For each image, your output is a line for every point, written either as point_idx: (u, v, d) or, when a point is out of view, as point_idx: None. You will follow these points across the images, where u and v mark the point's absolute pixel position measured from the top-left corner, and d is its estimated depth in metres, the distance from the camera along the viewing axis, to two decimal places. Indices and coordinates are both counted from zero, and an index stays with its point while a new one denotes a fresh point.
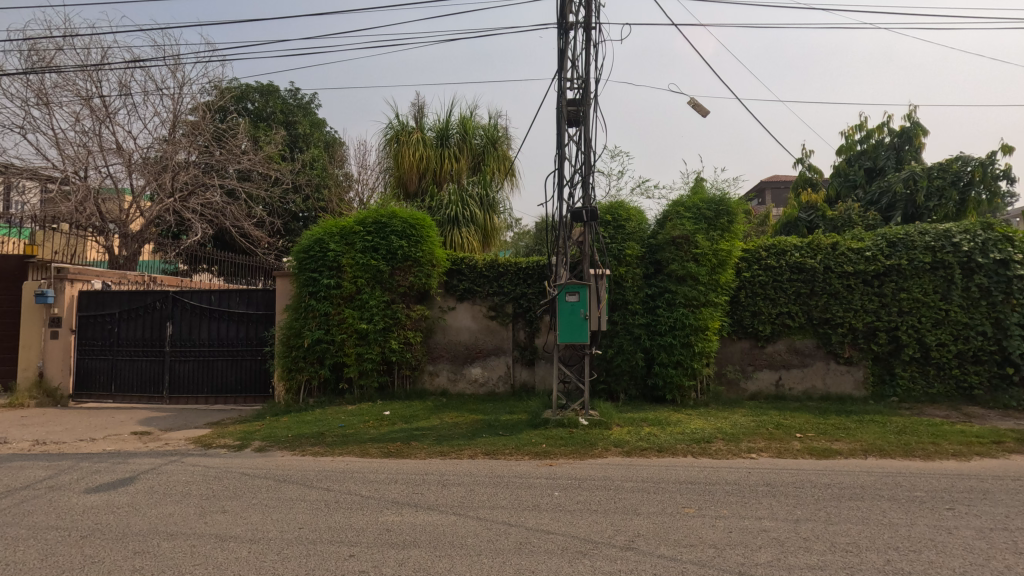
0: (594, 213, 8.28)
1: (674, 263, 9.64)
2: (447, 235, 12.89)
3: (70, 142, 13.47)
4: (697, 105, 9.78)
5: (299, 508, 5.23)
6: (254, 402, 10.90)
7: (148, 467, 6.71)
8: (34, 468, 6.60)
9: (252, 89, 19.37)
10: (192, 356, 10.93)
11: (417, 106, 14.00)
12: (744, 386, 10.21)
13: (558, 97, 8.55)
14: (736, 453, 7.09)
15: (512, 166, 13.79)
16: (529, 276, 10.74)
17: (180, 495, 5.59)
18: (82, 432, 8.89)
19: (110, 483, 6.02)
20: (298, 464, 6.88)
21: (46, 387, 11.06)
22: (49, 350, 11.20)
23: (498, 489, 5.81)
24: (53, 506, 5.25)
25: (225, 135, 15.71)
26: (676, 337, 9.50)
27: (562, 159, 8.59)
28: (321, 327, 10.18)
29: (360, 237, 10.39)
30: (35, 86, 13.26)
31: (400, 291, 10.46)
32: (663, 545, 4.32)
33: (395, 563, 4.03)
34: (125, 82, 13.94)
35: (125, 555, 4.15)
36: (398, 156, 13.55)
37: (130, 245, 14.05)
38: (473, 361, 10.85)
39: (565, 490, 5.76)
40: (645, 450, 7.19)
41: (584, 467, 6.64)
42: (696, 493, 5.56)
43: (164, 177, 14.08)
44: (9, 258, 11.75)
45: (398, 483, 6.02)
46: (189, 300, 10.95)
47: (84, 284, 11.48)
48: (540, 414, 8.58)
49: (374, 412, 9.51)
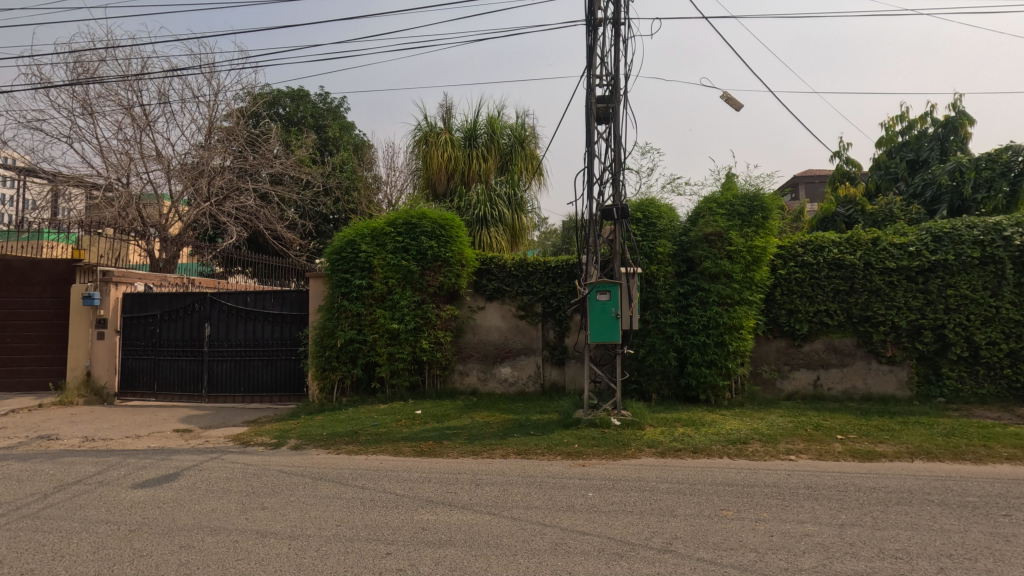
0: (625, 210, 8.19)
1: (707, 261, 9.46)
2: (476, 234, 12.97)
3: (113, 149, 14.00)
4: (730, 98, 9.57)
5: (335, 505, 5.31)
6: (289, 401, 11.14)
7: (190, 463, 6.91)
8: (85, 464, 6.86)
9: (283, 94, 19.76)
10: (229, 356, 11.22)
11: (445, 107, 14.08)
12: (781, 386, 9.97)
13: (587, 94, 8.49)
14: (774, 454, 6.93)
15: (540, 165, 13.78)
16: (558, 275, 10.69)
17: (221, 492, 5.74)
18: (127, 429, 9.22)
19: (154, 479, 6.22)
20: (333, 463, 6.98)
21: (94, 385, 11.53)
22: (96, 350, 11.63)
23: (531, 489, 5.79)
24: (103, 500, 5.46)
25: (258, 139, 16.09)
26: (710, 336, 9.34)
27: (592, 157, 8.53)
28: (353, 327, 10.33)
29: (390, 238, 10.50)
30: (81, 97, 13.82)
31: (430, 291, 10.54)
32: (702, 548, 4.24)
33: (432, 562, 4.05)
34: (164, 90, 14.42)
35: (172, 549, 4.27)
36: (427, 157, 13.64)
37: (170, 248, 14.57)
38: (503, 360, 10.87)
39: (600, 490, 5.70)
40: (680, 451, 7.09)
41: (617, 468, 6.57)
42: (734, 495, 5.44)
43: (201, 182, 14.52)
44: (57, 262, 12.22)
45: (432, 482, 6.06)
46: (226, 301, 11.24)
47: (127, 286, 11.93)
48: (572, 413, 8.54)
49: (405, 411, 9.60)
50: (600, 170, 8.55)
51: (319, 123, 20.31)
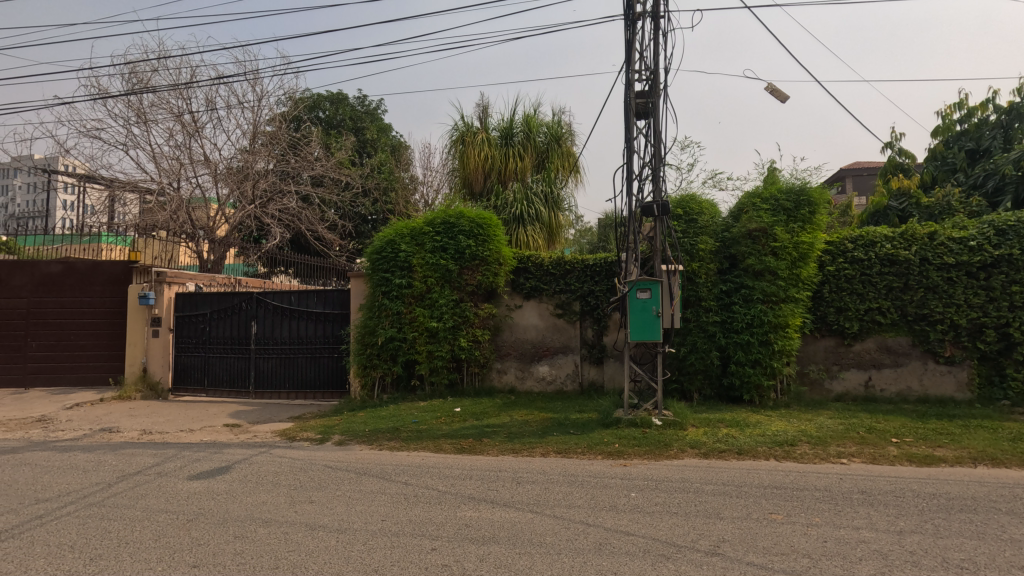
0: (666, 207, 8.06)
1: (751, 258, 9.20)
2: (514, 233, 13.01)
3: (165, 155, 14.63)
4: (774, 89, 9.28)
5: (380, 500, 5.42)
6: (332, 398, 11.42)
7: (241, 457, 7.16)
8: (144, 456, 7.20)
9: (323, 98, 20.27)
10: (275, 354, 11.56)
11: (482, 106, 14.14)
12: (829, 386, 9.63)
13: (626, 90, 8.38)
14: (825, 457, 6.70)
15: (576, 163, 13.72)
16: (597, 273, 10.61)
17: (271, 485, 5.93)
18: (181, 423, 9.61)
19: (208, 471, 6.47)
20: (376, 458, 7.12)
21: (149, 381, 12.07)
22: (151, 347, 12.18)
23: (573, 488, 5.75)
24: (162, 490, 5.71)
25: (300, 143, 16.52)
26: (754, 334, 9.10)
27: (631, 153, 8.42)
28: (394, 326, 10.51)
29: (429, 237, 10.62)
30: (136, 106, 14.48)
31: (468, 289, 10.60)
32: (751, 552, 4.13)
33: (477, 559, 4.07)
34: (212, 98, 14.97)
35: (227, 538, 4.44)
36: (464, 157, 13.71)
37: (217, 249, 15.12)
38: (541, 358, 10.86)
39: (643, 491, 5.63)
40: (724, 452, 6.92)
41: (659, 468, 6.47)
42: (783, 498, 5.28)
43: (246, 185, 15.01)
44: (116, 264, 12.85)
45: (473, 480, 6.10)
46: (272, 300, 11.57)
47: (179, 286, 12.45)
48: (611, 412, 8.46)
49: (445, 408, 9.70)
50: (640, 167, 8.43)
51: (357, 125, 20.76)
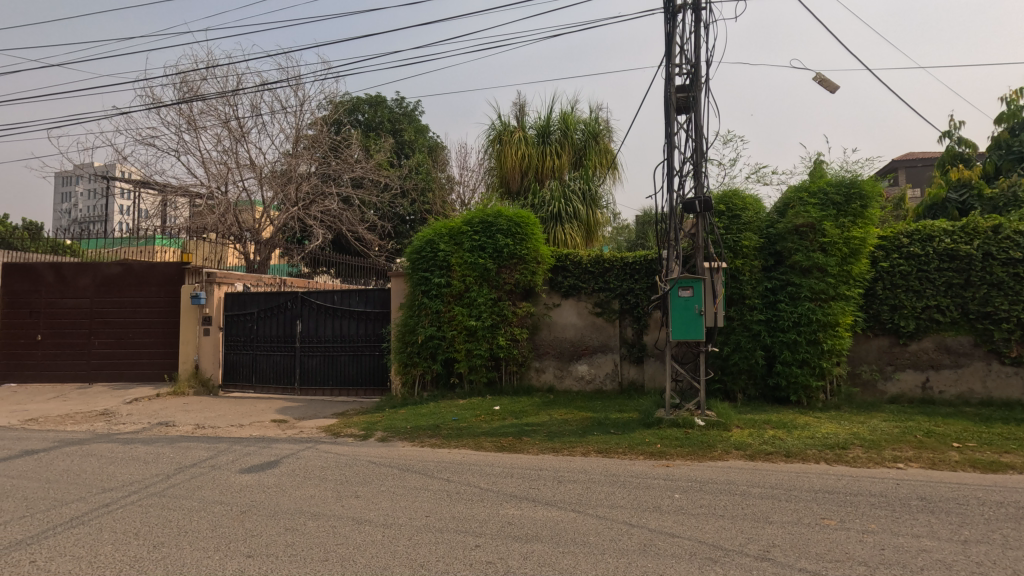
0: (708, 203, 7.88)
1: (798, 254, 8.91)
2: (551, 231, 13.00)
3: (213, 160, 15.21)
4: (822, 79, 8.95)
5: (423, 497, 5.49)
6: (373, 395, 11.65)
7: (289, 452, 7.39)
8: (199, 449, 7.52)
9: (363, 101, 20.67)
10: (319, 352, 11.87)
11: (519, 105, 14.15)
12: (883, 388, 9.23)
13: (666, 84, 8.23)
14: (879, 461, 6.43)
15: (614, 159, 13.59)
16: (636, 271, 10.49)
17: (318, 479, 6.10)
18: (231, 418, 9.99)
19: (258, 465, 6.70)
20: (418, 455, 7.23)
21: (201, 377, 12.58)
22: (203, 345, 12.68)
23: (615, 489, 5.69)
24: (216, 482, 5.95)
25: (341, 145, 16.90)
26: (801, 333, 8.81)
27: (671, 149, 8.27)
28: (433, 324, 10.64)
29: (467, 237, 10.70)
30: (186, 114, 15.11)
31: (507, 288, 10.63)
32: (803, 558, 4.00)
33: (521, 557, 4.08)
34: (257, 104, 15.48)
35: (279, 530, 4.58)
36: (501, 156, 13.72)
37: (263, 251, 15.61)
38: (579, 357, 10.80)
39: (686, 492, 5.52)
40: (771, 455, 6.72)
41: (704, 469, 6.35)
42: (835, 503, 5.10)
43: (289, 188, 15.45)
44: (170, 265, 13.45)
45: (515, 478, 6.12)
46: (316, 300, 11.89)
47: (228, 286, 12.91)
48: (652, 412, 8.34)
49: (484, 407, 9.76)
50: (681, 162, 8.27)
51: (395, 127, 21.08)
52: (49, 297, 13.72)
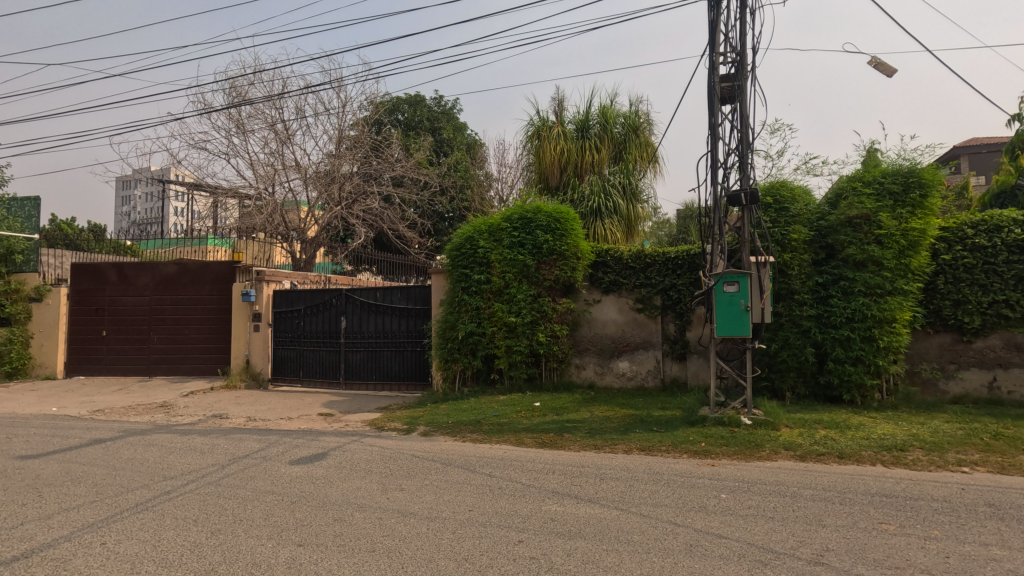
0: (755, 195, 7.63)
1: (852, 247, 8.54)
2: (591, 227, 12.91)
3: (261, 162, 15.73)
4: (878, 63, 8.52)
5: (466, 491, 5.54)
6: (415, 390, 11.84)
7: (335, 444, 7.60)
8: (251, 441, 7.81)
9: (402, 101, 20.97)
10: (363, 347, 12.15)
11: (557, 100, 14.07)
12: (944, 387, 8.76)
13: (710, 74, 8.00)
14: (942, 464, 6.09)
15: (655, 152, 13.36)
16: (679, 266, 10.28)
17: (364, 472, 6.24)
18: (281, 411, 10.34)
19: (306, 457, 6.91)
20: (460, 450, 7.31)
21: (252, 372, 13.06)
22: (253, 340, 13.17)
23: (658, 487, 5.61)
24: (268, 473, 6.17)
25: (381, 145, 17.19)
26: (855, 330, 8.44)
27: (715, 140, 8.04)
28: (473, 321, 10.72)
29: (507, 233, 10.71)
30: (236, 118, 15.68)
31: (546, 285, 10.61)
32: (860, 563, 3.84)
33: (564, 553, 4.07)
34: (301, 106, 15.92)
35: (327, 521, 4.71)
36: (539, 152, 13.63)
37: (308, 249, 16.06)
38: (620, 354, 10.68)
39: (733, 492, 5.39)
40: (823, 456, 6.48)
41: (751, 469, 6.17)
42: (894, 507, 4.87)
43: (333, 188, 15.84)
44: (222, 264, 14.00)
45: (556, 474, 6.10)
46: (359, 297, 12.16)
47: (277, 284, 13.35)
48: (696, 410, 8.15)
49: (524, 403, 9.77)
50: (725, 154, 8.04)
51: (434, 125, 21.32)
52: (112, 295, 14.52)
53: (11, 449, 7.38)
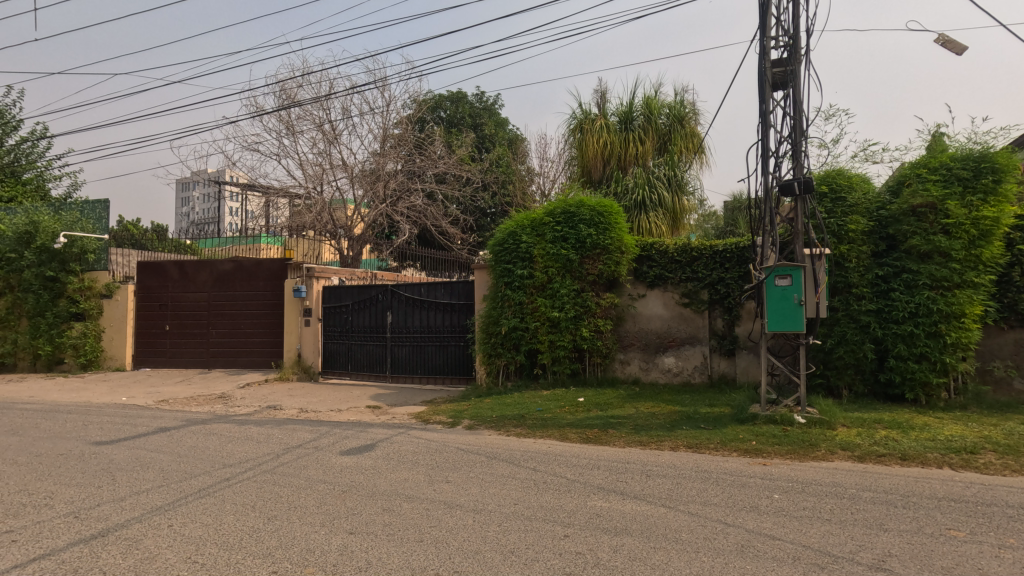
0: (809, 184, 7.31)
1: (916, 238, 8.09)
2: (635, 220, 12.72)
3: (310, 163, 16.22)
4: (946, 40, 8.01)
5: (511, 485, 5.57)
6: (459, 384, 11.97)
7: (383, 436, 7.78)
8: (304, 431, 8.10)
9: (444, 98, 21.19)
10: (408, 342, 12.38)
11: (600, 92, 13.89)
12: (1020, 387, 8.19)
13: (761, 59, 7.71)
14: (1017, 469, 5.70)
15: (701, 143, 13.02)
16: (727, 259, 9.99)
17: (411, 463, 6.37)
18: (331, 403, 10.68)
19: (356, 448, 7.11)
20: (505, 444, 7.36)
21: (303, 365, 13.52)
22: (304, 335, 13.63)
23: (707, 485, 5.49)
24: (320, 463, 6.38)
25: (424, 142, 17.42)
26: (920, 325, 8.00)
27: (766, 128, 7.75)
28: (516, 316, 10.72)
29: (549, 228, 10.66)
30: (286, 120, 16.21)
31: (590, 279, 10.52)
32: (925, 570, 3.65)
33: (611, 549, 4.04)
34: (347, 107, 16.30)
35: (377, 510, 4.84)
36: (582, 145, 13.46)
37: (355, 246, 16.46)
38: (666, 350, 10.48)
39: (787, 493, 5.21)
40: (884, 457, 6.17)
41: (805, 469, 5.95)
42: (963, 513, 4.59)
43: (378, 185, 16.17)
44: (275, 261, 14.53)
45: (602, 470, 6.06)
46: (404, 292, 12.39)
47: (326, 280, 13.76)
48: (746, 407, 7.91)
49: (568, 398, 9.73)
50: (777, 142, 7.74)
51: (476, 122, 21.47)
52: (174, 292, 15.31)
53: (87, 435, 7.91)
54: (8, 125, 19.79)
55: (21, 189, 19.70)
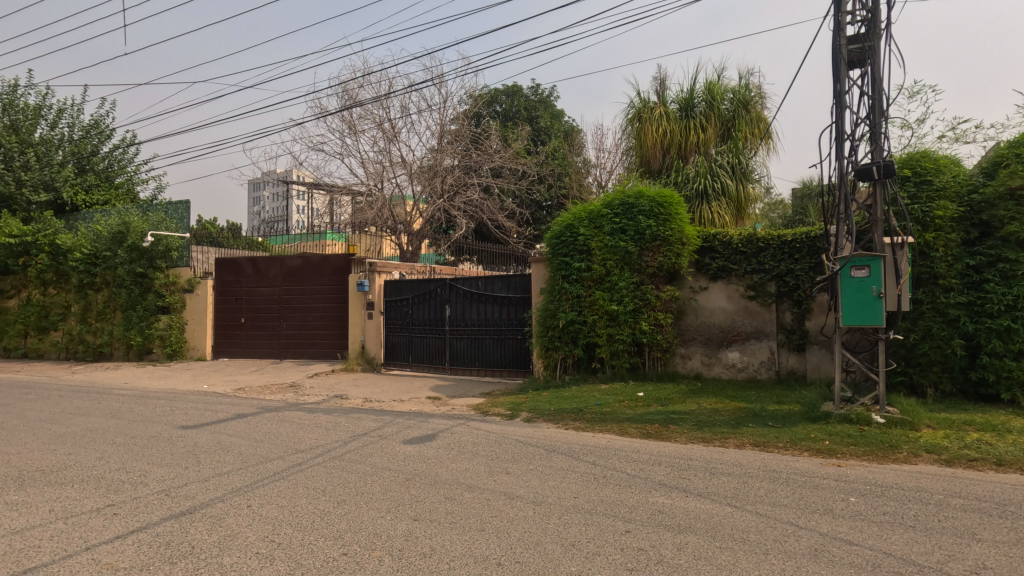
0: (890, 168, 6.82)
1: (1014, 224, 7.41)
2: (697, 210, 12.33)
3: (371, 161, 16.71)
4: None
5: (571, 478, 5.56)
6: (517, 376, 12.05)
7: (443, 427, 7.95)
8: (368, 420, 8.40)
9: (500, 92, 21.31)
10: (466, 335, 12.57)
11: (658, 80, 13.48)
12: None
13: (835, 36, 7.25)
14: None
15: (768, 128, 12.46)
16: (796, 250, 9.52)
17: (471, 454, 6.48)
18: (393, 394, 11.01)
19: (418, 437, 7.30)
20: (563, 437, 7.34)
21: (367, 356, 14.01)
22: (368, 327, 14.11)
23: (776, 485, 5.26)
24: (384, 451, 6.60)
25: (480, 137, 17.54)
26: (1018, 319, 7.34)
27: (841, 110, 7.29)
28: (574, 309, 10.67)
29: (607, 220, 10.49)
30: (348, 120, 16.76)
31: (649, 272, 10.31)
32: None
33: (674, 547, 3.95)
34: (406, 104, 16.67)
35: (440, 499, 4.95)
36: (640, 135, 13.09)
37: (414, 241, 16.85)
38: (730, 344, 10.11)
39: (864, 496, 4.92)
40: (976, 462, 5.71)
41: (885, 472, 5.60)
42: None
43: (436, 181, 16.44)
44: (339, 256, 15.11)
45: (663, 466, 5.94)
46: (462, 286, 12.57)
47: (387, 275, 14.16)
48: (818, 405, 7.52)
49: (627, 392, 9.59)
50: (853, 124, 7.27)
51: (532, 115, 21.46)
52: (248, 286, 16.22)
53: (174, 419, 8.53)
54: (103, 133, 21.46)
55: (115, 192, 21.40)
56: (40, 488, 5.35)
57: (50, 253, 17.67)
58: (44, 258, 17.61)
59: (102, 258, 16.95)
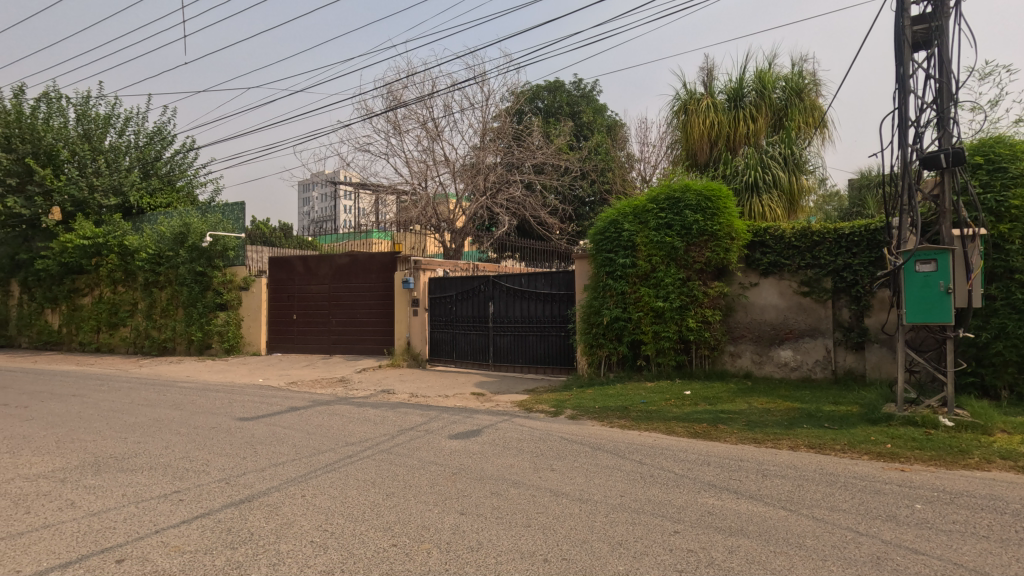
0: (960, 155, 6.41)
1: None
2: (747, 203, 11.95)
3: (415, 160, 16.98)
4: None
5: (617, 476, 5.49)
6: (560, 374, 12.01)
7: (488, 423, 8.00)
8: (415, 415, 8.55)
9: (542, 88, 21.27)
10: (510, 331, 12.61)
11: (705, 70, 13.10)
12: None
13: (898, 17, 6.86)
14: None
15: (823, 116, 11.96)
16: (854, 244, 9.08)
17: (516, 450, 6.51)
18: (438, 390, 11.17)
19: (463, 433, 7.39)
20: (608, 435, 7.27)
21: (412, 352, 14.27)
22: (413, 324, 14.35)
23: (833, 489, 5.05)
24: (430, 445, 6.71)
25: (523, 134, 17.53)
26: None
27: (904, 95, 6.90)
28: (619, 306, 10.52)
29: (653, 215, 10.29)
30: (393, 120, 17.07)
31: (697, 268, 10.06)
32: None
33: (725, 550, 3.85)
34: (449, 103, 16.84)
35: (486, 494, 5.00)
36: (686, 127, 12.74)
37: (457, 239, 17.03)
38: (782, 342, 9.77)
39: (931, 503, 4.66)
40: None
41: (954, 478, 5.28)
42: None
43: (479, 179, 16.56)
44: (385, 254, 15.44)
45: (712, 466, 5.79)
46: (506, 283, 12.63)
47: (431, 272, 14.36)
48: (879, 407, 7.16)
49: (673, 391, 9.41)
50: (918, 110, 6.87)
51: (574, 110, 21.30)
52: (300, 284, 16.80)
53: (232, 412, 8.93)
54: (166, 140, 22.65)
55: (177, 195, 22.62)
56: (114, 474, 5.71)
57: (119, 253, 18.80)
58: (114, 258, 18.76)
59: (166, 258, 17.91)
